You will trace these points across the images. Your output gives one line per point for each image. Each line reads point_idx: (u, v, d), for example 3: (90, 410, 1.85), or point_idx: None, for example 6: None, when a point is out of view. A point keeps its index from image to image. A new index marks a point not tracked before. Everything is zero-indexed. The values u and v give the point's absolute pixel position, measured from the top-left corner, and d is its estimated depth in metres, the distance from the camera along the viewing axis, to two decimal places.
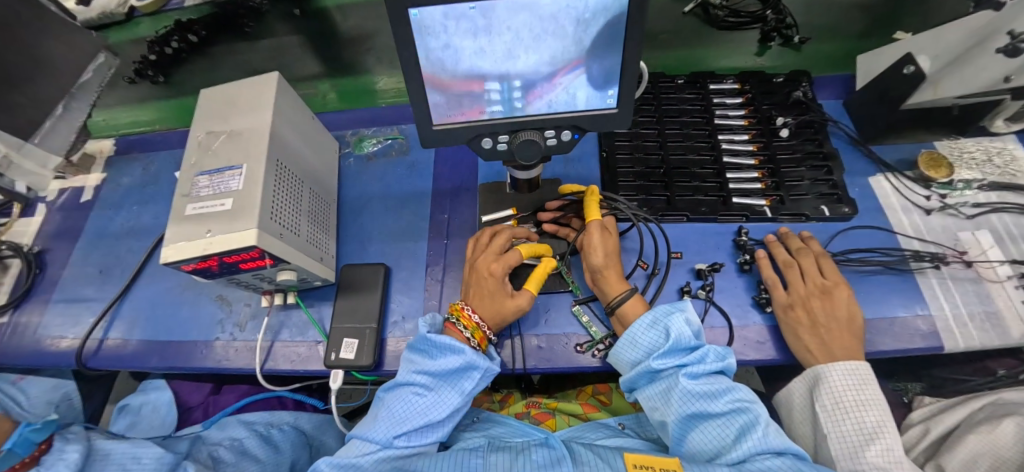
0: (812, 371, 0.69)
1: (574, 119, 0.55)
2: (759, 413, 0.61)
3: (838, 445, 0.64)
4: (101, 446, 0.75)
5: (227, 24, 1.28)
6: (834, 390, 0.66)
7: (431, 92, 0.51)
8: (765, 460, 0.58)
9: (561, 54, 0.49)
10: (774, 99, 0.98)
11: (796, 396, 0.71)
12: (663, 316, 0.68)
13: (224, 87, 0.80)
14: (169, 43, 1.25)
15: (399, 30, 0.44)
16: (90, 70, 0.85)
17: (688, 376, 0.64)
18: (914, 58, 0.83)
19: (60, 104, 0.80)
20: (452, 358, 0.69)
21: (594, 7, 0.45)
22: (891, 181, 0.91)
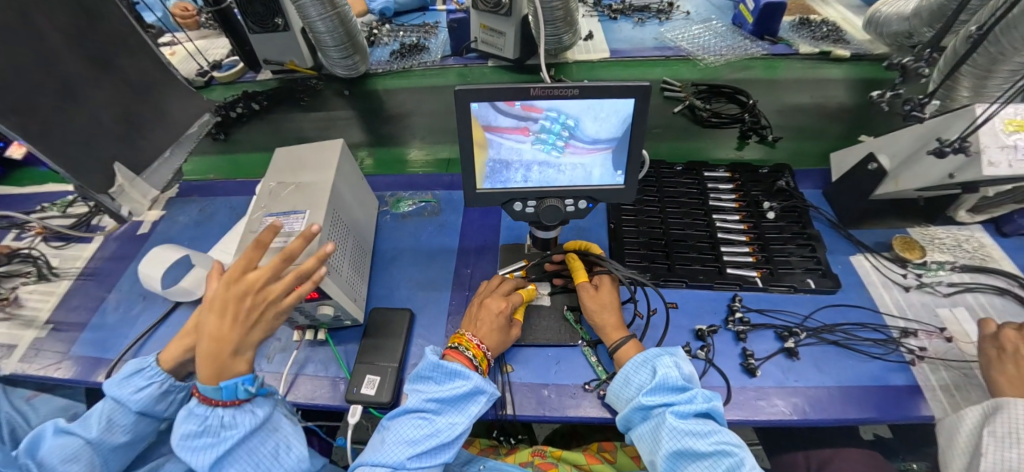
0: (997, 402, 0.73)
1: (593, 194, 0.67)
2: (744, 456, 0.66)
3: (994, 464, 0.70)
4: (276, 417, 0.77)
5: (286, 97, 1.51)
6: (1014, 420, 0.71)
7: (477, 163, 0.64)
8: None
9: (580, 141, 0.62)
10: (761, 187, 1.11)
11: (966, 423, 0.75)
12: (654, 358, 0.77)
13: (296, 149, 0.97)
14: (234, 108, 1.46)
15: (460, 113, 0.58)
16: (195, 125, 1.07)
17: (677, 415, 0.71)
18: (875, 156, 0.98)
19: (167, 149, 1.00)
20: (460, 381, 0.76)
21: (607, 107, 0.59)
22: (871, 260, 1.01)
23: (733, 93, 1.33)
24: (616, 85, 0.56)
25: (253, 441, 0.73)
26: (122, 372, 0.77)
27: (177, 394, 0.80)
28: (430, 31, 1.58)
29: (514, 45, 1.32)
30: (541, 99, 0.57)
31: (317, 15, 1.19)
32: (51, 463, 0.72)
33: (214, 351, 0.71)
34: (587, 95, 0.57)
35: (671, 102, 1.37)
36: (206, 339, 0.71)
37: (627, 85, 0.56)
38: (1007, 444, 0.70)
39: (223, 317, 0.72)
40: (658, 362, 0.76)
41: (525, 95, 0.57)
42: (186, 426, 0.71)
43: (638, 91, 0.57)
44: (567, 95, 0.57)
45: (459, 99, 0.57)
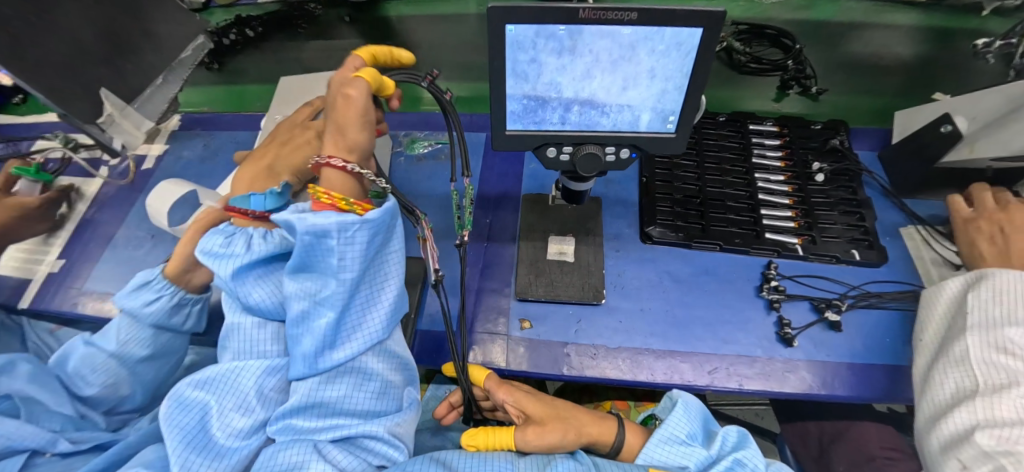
0: (979, 273, 0.72)
1: (637, 144, 0.59)
2: None
3: (978, 318, 0.68)
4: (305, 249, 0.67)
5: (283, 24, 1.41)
6: (996, 286, 0.69)
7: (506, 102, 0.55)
8: None
9: (630, 79, 0.53)
10: (811, 145, 1.01)
11: (948, 293, 0.75)
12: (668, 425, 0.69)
13: (304, 78, 0.88)
14: (227, 35, 1.38)
15: (493, 37, 0.49)
16: (189, 49, 0.97)
17: None
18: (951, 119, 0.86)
19: (161, 75, 0.92)
20: (332, 226, 0.54)
21: (668, 38, 0.50)
22: (922, 233, 0.92)
23: (777, 35, 1.18)
24: (684, 8, 0.46)
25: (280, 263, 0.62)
26: (129, 285, 0.71)
27: (190, 307, 0.73)
28: None
29: None
30: (591, 24, 0.48)
31: None
32: (81, 374, 0.68)
33: (255, 170, 0.74)
34: (648, 21, 0.48)
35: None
36: (249, 158, 0.76)
37: (695, 8, 0.46)
38: (988, 306, 0.68)
39: (269, 149, 0.76)
40: (671, 426, 0.68)
41: (574, 19, 0.48)
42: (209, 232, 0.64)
43: (708, 16, 0.47)
44: (622, 20, 0.48)
45: (494, 18, 0.48)
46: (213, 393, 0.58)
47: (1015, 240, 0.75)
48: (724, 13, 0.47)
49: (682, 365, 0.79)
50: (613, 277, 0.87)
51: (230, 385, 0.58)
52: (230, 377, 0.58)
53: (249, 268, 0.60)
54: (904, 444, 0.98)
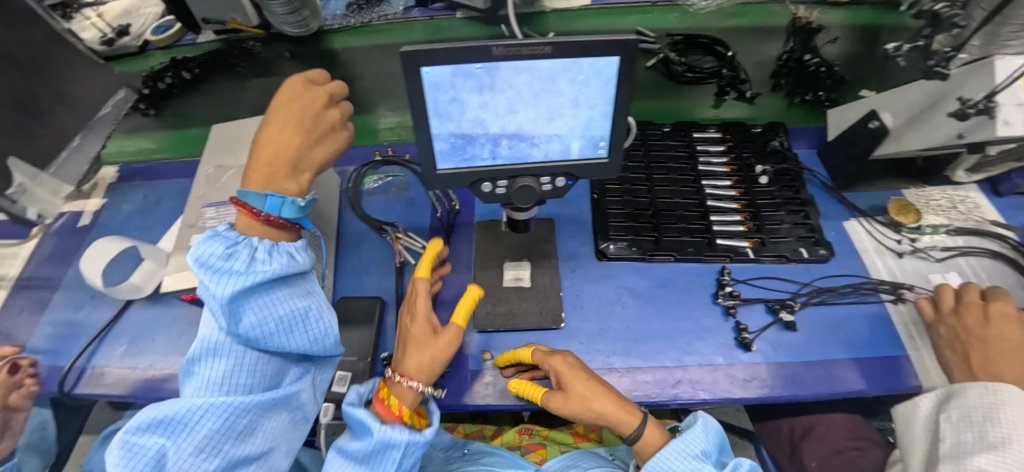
0: (949, 389, 0.72)
1: (572, 170, 0.59)
2: None
3: (952, 445, 0.68)
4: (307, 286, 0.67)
5: (219, 64, 1.37)
6: (964, 406, 0.69)
7: (434, 140, 0.54)
8: None
9: (555, 110, 0.53)
10: (753, 148, 1.03)
11: (923, 408, 0.74)
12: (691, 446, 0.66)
13: (236, 124, 0.85)
14: (162, 79, 1.35)
15: (411, 80, 0.49)
16: (109, 104, 0.96)
17: None
18: (879, 114, 0.89)
19: (77, 137, 0.90)
20: (401, 442, 0.62)
21: (585, 69, 0.50)
22: (864, 225, 0.93)
23: (710, 43, 1.23)
24: (596, 37, 0.47)
25: (287, 296, 0.63)
26: None
27: None
28: None
29: None
30: (506, 60, 0.48)
31: None
32: None
33: (265, 169, 0.66)
34: (563, 53, 0.48)
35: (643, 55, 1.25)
36: (271, 118, 0.67)
37: (607, 37, 0.47)
38: (961, 429, 0.68)
39: (292, 125, 0.67)
40: (693, 446, 0.66)
41: (489, 57, 0.48)
42: (211, 242, 0.61)
43: (621, 42, 0.48)
44: (537, 55, 0.48)
45: (408, 62, 0.47)
46: (168, 436, 0.57)
47: (988, 342, 0.71)
48: (637, 40, 0.48)
49: (646, 382, 0.78)
50: (571, 298, 0.86)
51: (187, 428, 0.57)
52: (186, 415, 0.57)
53: (248, 292, 0.59)
54: (870, 433, 1.00)
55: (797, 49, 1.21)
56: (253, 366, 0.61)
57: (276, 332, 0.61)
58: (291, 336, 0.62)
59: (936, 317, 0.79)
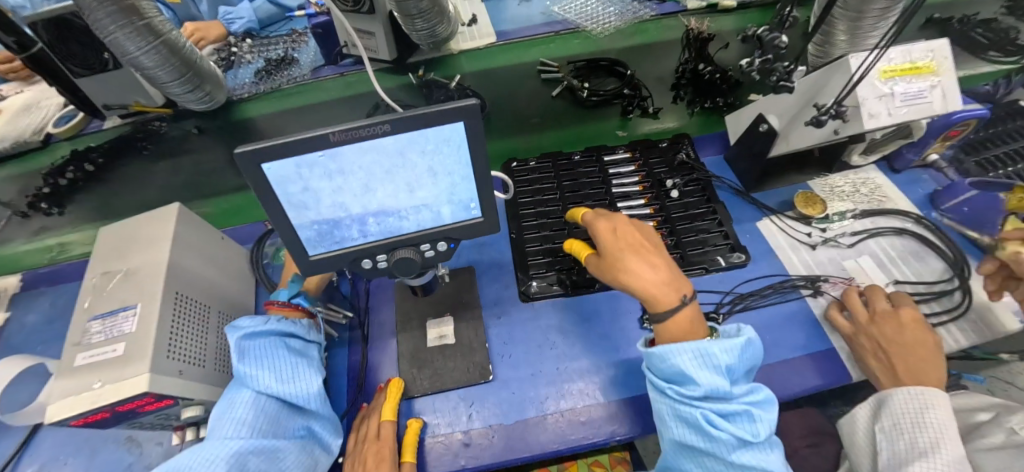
0: (879, 396, 0.68)
1: (449, 234, 0.58)
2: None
3: (889, 456, 0.64)
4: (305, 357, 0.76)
5: (125, 150, 1.33)
6: (892, 413, 0.65)
7: (294, 228, 0.52)
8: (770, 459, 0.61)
9: (413, 182, 0.52)
10: (663, 163, 1.04)
11: (860, 421, 0.70)
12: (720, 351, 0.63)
13: (122, 224, 0.81)
14: (64, 173, 1.31)
15: (252, 179, 0.47)
16: None
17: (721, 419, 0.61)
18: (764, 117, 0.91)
19: None
20: None
21: (432, 140, 0.49)
22: (777, 222, 0.94)
23: (612, 65, 1.30)
24: (432, 110, 0.46)
25: (304, 361, 0.73)
26: None
27: None
28: (301, 38, 1.49)
29: (387, 45, 1.31)
30: (346, 144, 0.47)
31: (136, 49, 1.07)
32: None
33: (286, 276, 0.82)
34: (403, 129, 0.47)
35: (552, 86, 1.32)
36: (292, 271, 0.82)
37: (442, 108, 0.46)
38: (895, 437, 0.64)
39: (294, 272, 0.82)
40: (716, 355, 0.62)
41: (327, 144, 0.46)
42: (248, 318, 0.74)
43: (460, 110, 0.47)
44: (377, 135, 0.47)
45: (244, 163, 0.46)
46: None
47: (903, 344, 0.69)
48: (476, 105, 0.48)
49: (580, 422, 0.76)
50: (498, 347, 0.85)
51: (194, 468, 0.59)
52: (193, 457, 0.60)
53: (257, 341, 0.71)
54: (821, 425, 1.00)
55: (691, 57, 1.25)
56: (255, 412, 0.66)
57: (274, 383, 0.68)
58: (284, 384, 0.69)
59: (855, 329, 0.76)
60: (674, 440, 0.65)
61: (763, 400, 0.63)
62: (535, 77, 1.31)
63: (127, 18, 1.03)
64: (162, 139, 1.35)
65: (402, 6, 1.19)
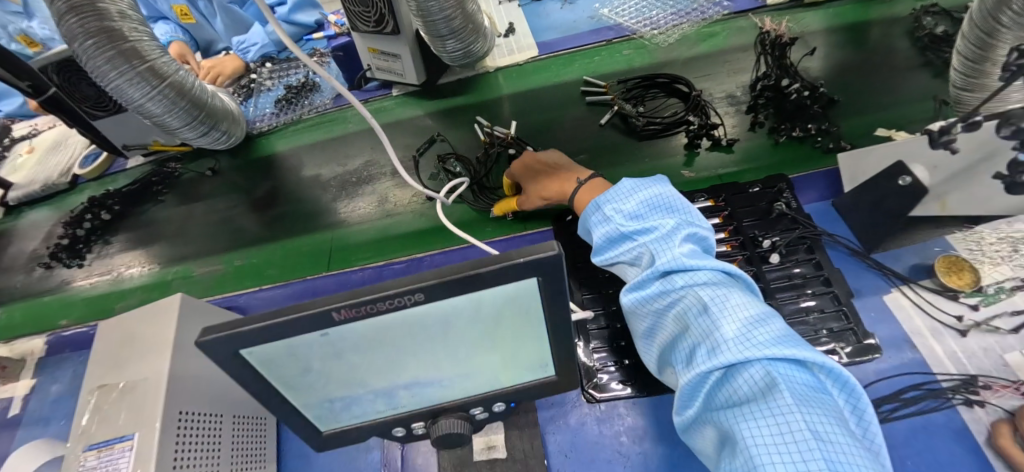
0: None
1: (509, 392, 0.45)
2: (750, 378, 0.52)
3: None
4: None
5: (140, 196, 1.25)
6: None
7: (295, 398, 0.40)
8: (738, 381, 0.53)
9: (457, 345, 0.38)
10: (755, 215, 0.86)
11: None
12: (629, 187, 0.79)
13: (121, 319, 0.71)
14: (82, 222, 1.21)
15: (229, 367, 0.34)
16: None
17: (645, 290, 0.67)
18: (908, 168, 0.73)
19: None
20: None
21: (486, 306, 0.35)
22: (909, 296, 0.76)
23: (670, 82, 1.08)
24: (483, 271, 0.31)
25: None
26: None
27: None
28: (320, 60, 1.34)
29: (414, 67, 1.18)
30: (357, 322, 0.33)
31: (140, 96, 0.94)
32: None
33: None
34: (443, 294, 0.32)
35: (597, 110, 1.10)
36: None
37: (499, 267, 0.31)
38: None
39: None
40: (624, 206, 0.77)
41: (329, 323, 0.32)
42: None
43: (528, 263, 0.31)
44: (406, 305, 0.33)
45: (214, 355, 0.33)
46: None
47: None
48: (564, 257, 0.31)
49: None
50: (560, 460, 0.72)
51: None
52: None
53: None
54: None
55: (775, 74, 1.01)
56: None
57: None
58: None
59: None
60: (669, 353, 0.65)
61: (719, 269, 0.65)
62: (580, 100, 1.13)
63: (127, 61, 0.90)
64: (180, 182, 1.25)
65: (430, 27, 1.04)
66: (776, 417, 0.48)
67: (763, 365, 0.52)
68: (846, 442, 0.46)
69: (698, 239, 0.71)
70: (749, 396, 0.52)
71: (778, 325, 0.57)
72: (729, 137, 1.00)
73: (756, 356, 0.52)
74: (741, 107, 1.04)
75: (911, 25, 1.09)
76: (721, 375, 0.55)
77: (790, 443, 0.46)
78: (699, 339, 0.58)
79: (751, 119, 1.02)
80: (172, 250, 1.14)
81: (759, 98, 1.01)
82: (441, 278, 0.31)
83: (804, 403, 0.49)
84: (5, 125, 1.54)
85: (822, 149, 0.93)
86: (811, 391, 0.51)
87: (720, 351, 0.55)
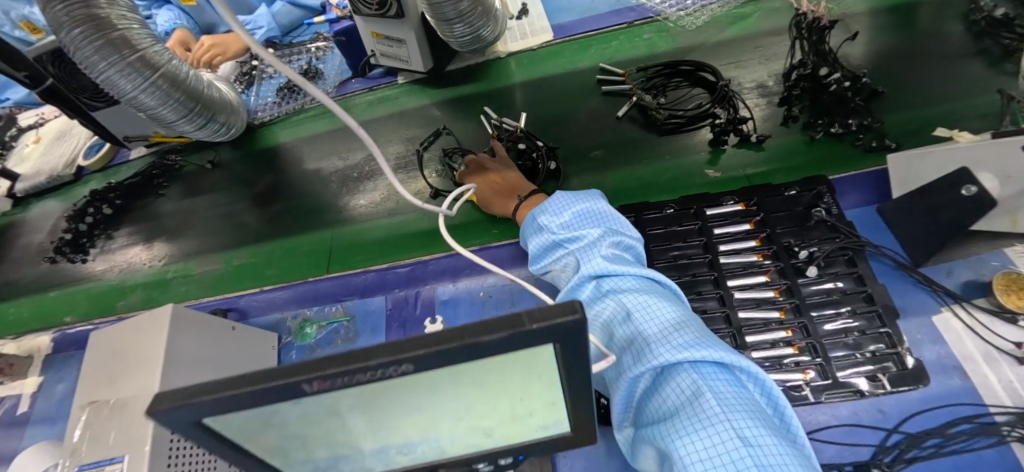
0: None
1: (516, 448, 0.40)
2: (675, 385, 0.46)
3: None
4: None
5: (142, 189, 1.22)
6: None
7: (272, 456, 0.35)
8: (666, 390, 0.47)
9: (455, 406, 0.33)
10: (791, 222, 0.78)
11: None
12: (557, 199, 0.75)
13: (113, 330, 0.68)
14: (85, 217, 1.19)
15: (192, 437, 0.29)
16: None
17: (577, 299, 0.62)
18: (974, 176, 0.66)
19: None
20: None
21: (489, 370, 0.29)
22: (961, 316, 0.69)
23: (694, 70, 0.99)
24: (486, 340, 0.25)
25: None
26: None
27: None
28: (326, 46, 1.30)
29: (421, 53, 1.11)
30: (333, 392, 0.27)
31: (133, 88, 0.89)
32: None
33: None
34: (436, 364, 0.26)
35: (614, 101, 1.02)
36: None
37: (506, 336, 0.24)
38: None
39: None
40: (557, 218, 0.72)
41: (301, 395, 0.27)
42: None
43: (542, 333, 0.25)
44: (391, 376, 0.27)
45: (168, 426, 0.28)
46: None
47: None
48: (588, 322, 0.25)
49: None
50: None
51: None
52: None
53: None
54: None
55: (811, 62, 0.90)
56: None
57: None
58: None
59: None
60: (601, 369, 0.59)
61: (643, 274, 0.60)
62: (596, 89, 1.05)
63: (116, 51, 0.84)
64: (181, 176, 1.22)
65: (437, 10, 0.96)
66: (701, 425, 0.42)
67: (689, 370, 0.47)
68: (776, 444, 0.40)
69: (626, 248, 0.67)
70: (676, 406, 0.46)
71: (702, 327, 0.52)
72: (759, 132, 0.91)
73: (680, 359, 0.47)
74: (773, 99, 0.95)
75: (969, 5, 0.97)
76: (649, 383, 0.49)
77: (717, 455, 0.40)
78: (624, 346, 0.53)
79: (784, 112, 0.93)
80: (174, 246, 1.11)
81: (793, 89, 0.91)
82: (433, 347, 0.25)
83: (729, 406, 0.43)
84: (13, 113, 1.52)
85: (864, 147, 0.84)
86: (741, 393, 0.45)
87: (643, 358, 0.49)
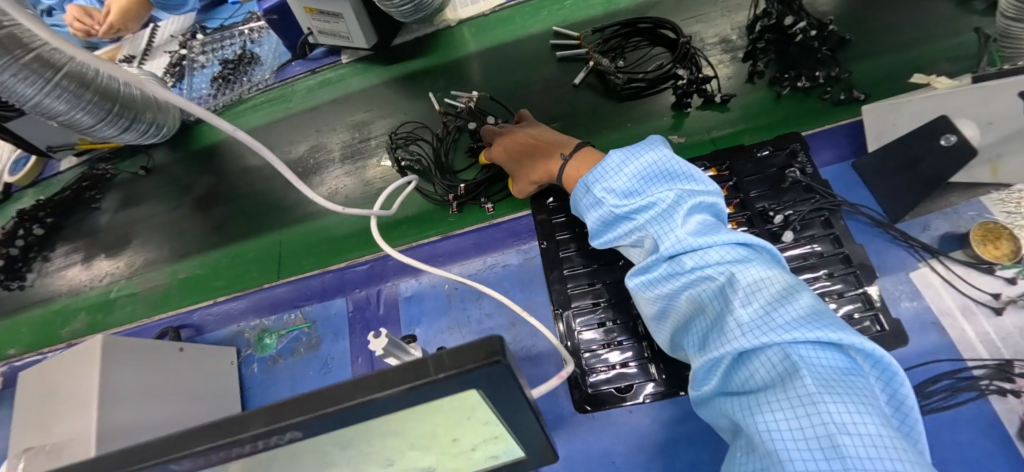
0: None
1: None
2: (767, 359, 0.44)
3: None
4: None
5: (73, 205, 1.13)
6: None
7: None
8: (754, 366, 0.45)
9: (384, 457, 0.28)
10: (765, 185, 0.75)
11: None
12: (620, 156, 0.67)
13: (42, 366, 0.62)
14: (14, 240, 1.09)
15: None
16: None
17: (649, 270, 0.58)
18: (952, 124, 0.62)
19: None
20: None
21: (409, 418, 0.24)
22: (937, 271, 0.67)
23: (653, 29, 0.93)
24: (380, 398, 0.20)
25: None
26: None
27: None
28: (260, 27, 1.18)
29: (362, 29, 1.01)
30: (217, 465, 0.23)
31: (35, 93, 0.79)
32: None
33: None
34: (332, 426, 0.22)
35: (570, 67, 0.95)
36: None
37: (405, 391, 0.20)
38: None
39: None
40: (614, 184, 0.65)
41: None
42: None
43: (452, 381, 0.20)
44: (277, 444, 0.22)
45: None
46: None
47: None
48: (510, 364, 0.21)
49: None
50: None
51: None
52: None
53: None
54: None
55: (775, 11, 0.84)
56: None
57: None
58: None
59: None
60: (674, 335, 0.57)
61: (736, 239, 0.55)
62: (551, 56, 0.97)
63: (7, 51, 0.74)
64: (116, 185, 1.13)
65: None
66: (796, 407, 0.40)
67: (782, 348, 0.44)
68: (882, 433, 0.37)
69: (708, 208, 0.60)
70: (766, 382, 0.44)
71: (812, 300, 0.47)
72: (723, 92, 0.86)
73: (777, 338, 0.44)
74: (737, 54, 0.90)
75: None
76: (734, 358, 0.48)
77: (812, 442, 0.39)
78: (714, 321, 0.50)
79: (749, 68, 0.88)
80: (120, 262, 1.04)
81: (758, 41, 0.86)
82: (317, 412, 0.20)
83: (831, 392, 0.40)
84: None
85: (832, 101, 0.80)
86: (849, 377, 0.42)
87: (731, 334, 0.47)
